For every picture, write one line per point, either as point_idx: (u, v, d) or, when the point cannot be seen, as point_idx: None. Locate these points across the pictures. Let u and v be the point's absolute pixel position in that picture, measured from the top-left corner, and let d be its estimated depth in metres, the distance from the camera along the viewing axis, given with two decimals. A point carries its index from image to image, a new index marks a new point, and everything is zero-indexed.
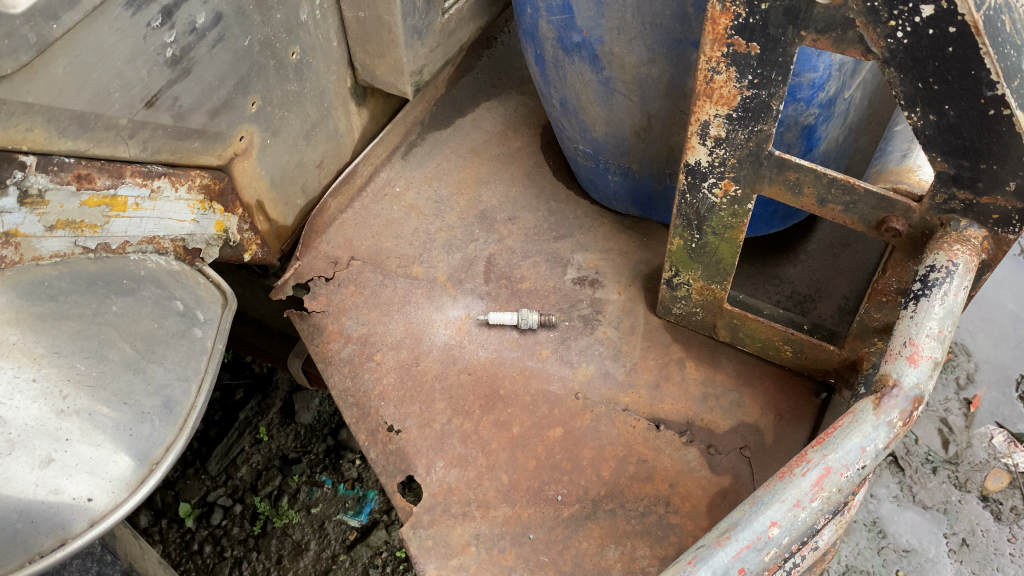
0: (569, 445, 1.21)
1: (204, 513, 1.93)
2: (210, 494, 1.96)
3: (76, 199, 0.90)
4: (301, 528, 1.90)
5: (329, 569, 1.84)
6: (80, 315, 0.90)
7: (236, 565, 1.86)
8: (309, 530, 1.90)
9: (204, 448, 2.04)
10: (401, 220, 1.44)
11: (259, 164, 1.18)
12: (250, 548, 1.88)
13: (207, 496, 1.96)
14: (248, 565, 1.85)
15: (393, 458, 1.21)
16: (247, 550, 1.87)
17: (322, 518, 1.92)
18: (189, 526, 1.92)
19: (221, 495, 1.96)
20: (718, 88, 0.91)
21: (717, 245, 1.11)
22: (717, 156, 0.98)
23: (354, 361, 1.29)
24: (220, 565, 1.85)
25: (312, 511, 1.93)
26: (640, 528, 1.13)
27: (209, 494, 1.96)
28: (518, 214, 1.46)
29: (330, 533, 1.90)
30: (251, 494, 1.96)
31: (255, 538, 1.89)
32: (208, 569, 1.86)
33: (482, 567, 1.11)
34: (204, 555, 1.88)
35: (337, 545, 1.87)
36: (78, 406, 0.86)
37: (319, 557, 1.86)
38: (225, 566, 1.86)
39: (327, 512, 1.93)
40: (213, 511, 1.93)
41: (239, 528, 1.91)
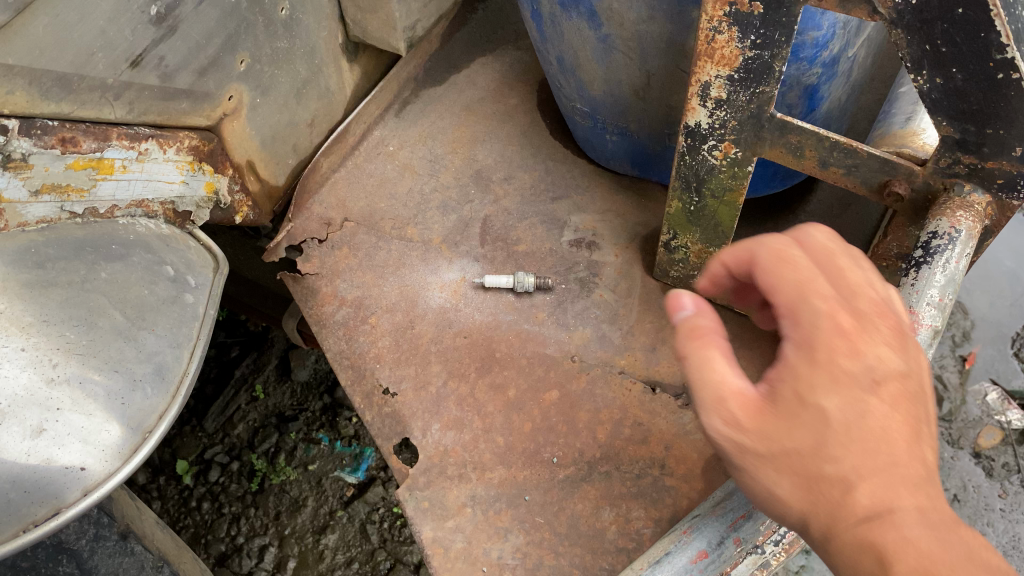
0: (565, 408, 1.21)
1: (201, 469, 1.97)
2: (207, 452, 1.99)
3: (61, 163, 0.87)
4: (298, 485, 1.94)
5: (327, 524, 1.88)
6: (67, 282, 0.85)
7: (234, 521, 1.89)
8: (306, 487, 1.93)
9: (201, 405, 2.05)
10: (395, 180, 1.41)
11: (248, 123, 1.16)
12: (248, 504, 1.91)
13: (204, 453, 1.99)
14: (246, 521, 1.89)
15: (389, 421, 1.22)
16: (244, 507, 1.91)
17: (319, 475, 1.95)
18: (187, 483, 1.95)
19: (218, 452, 1.99)
20: (719, 48, 0.88)
21: (716, 208, 1.09)
22: (717, 118, 0.96)
23: (349, 324, 1.28)
24: (218, 521, 1.89)
25: (309, 468, 1.96)
26: (635, 489, 1.14)
27: (206, 451, 1.99)
28: (514, 174, 1.44)
29: (328, 489, 1.93)
30: (248, 451, 1.99)
31: (252, 494, 1.93)
32: (207, 524, 1.90)
33: (478, 528, 1.14)
34: (202, 510, 1.91)
35: (334, 501, 1.91)
36: (68, 374, 0.80)
37: (317, 513, 1.90)
38: (223, 522, 1.89)
39: (325, 469, 1.96)
40: (210, 467, 1.96)
41: (237, 484, 1.94)
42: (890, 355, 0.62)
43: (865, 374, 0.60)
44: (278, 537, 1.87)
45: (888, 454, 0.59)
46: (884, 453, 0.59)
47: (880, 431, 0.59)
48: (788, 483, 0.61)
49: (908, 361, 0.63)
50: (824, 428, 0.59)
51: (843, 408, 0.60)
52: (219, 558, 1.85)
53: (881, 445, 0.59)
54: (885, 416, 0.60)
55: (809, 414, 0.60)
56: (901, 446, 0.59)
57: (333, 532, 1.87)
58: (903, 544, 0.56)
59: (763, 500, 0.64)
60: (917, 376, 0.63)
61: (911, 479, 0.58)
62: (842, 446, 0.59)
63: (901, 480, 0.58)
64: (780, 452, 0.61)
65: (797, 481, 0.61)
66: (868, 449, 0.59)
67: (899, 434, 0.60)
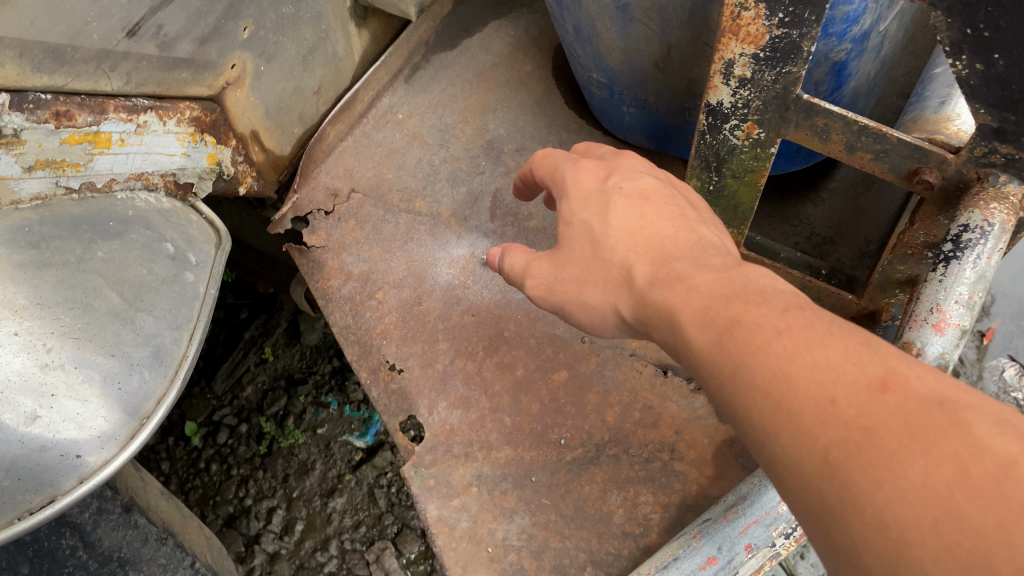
0: (573, 389, 1.21)
1: (209, 431, 1.97)
2: (216, 413, 1.99)
3: (55, 138, 0.84)
4: (306, 449, 1.93)
5: (335, 487, 1.89)
6: (62, 262, 0.82)
7: (242, 483, 1.90)
8: (314, 450, 1.93)
9: (208, 367, 2.05)
10: (404, 149, 1.37)
11: (253, 92, 1.12)
12: (256, 467, 1.91)
13: (212, 415, 1.99)
14: (254, 483, 1.89)
15: (395, 398, 1.22)
16: (253, 469, 1.91)
17: (328, 439, 1.95)
18: (195, 445, 1.95)
19: (227, 414, 1.99)
20: (745, 26, 0.83)
21: (737, 188, 1.05)
22: (740, 97, 0.91)
23: (355, 299, 1.26)
24: (226, 483, 1.89)
25: (318, 432, 1.95)
26: (644, 474, 1.15)
27: (215, 413, 1.99)
28: (526, 145, 1.39)
29: (336, 453, 1.93)
30: (256, 414, 1.99)
31: (261, 457, 1.93)
32: (215, 486, 1.90)
33: (483, 508, 1.15)
34: (211, 472, 1.92)
35: (343, 465, 1.91)
36: (64, 360, 0.78)
37: (325, 476, 1.90)
38: (231, 484, 1.89)
39: (333, 433, 1.95)
40: (219, 430, 1.96)
41: (245, 447, 1.94)
42: (638, 173, 0.84)
43: (619, 187, 0.82)
44: (286, 500, 1.87)
45: (651, 234, 0.78)
46: (648, 235, 0.78)
47: (641, 222, 0.79)
48: (594, 287, 0.79)
49: (656, 179, 0.84)
50: (602, 230, 0.79)
51: (611, 213, 0.80)
52: (227, 520, 1.85)
53: (646, 230, 0.78)
54: (635, 211, 0.80)
55: (577, 229, 0.81)
56: (665, 228, 0.78)
57: (341, 496, 1.87)
58: (677, 287, 0.70)
59: (589, 318, 0.82)
60: (670, 187, 0.83)
61: (677, 247, 0.76)
62: (617, 238, 0.78)
63: (661, 248, 0.76)
64: (580, 266, 0.80)
65: (600, 280, 0.79)
66: (627, 232, 0.78)
67: (652, 216, 0.79)
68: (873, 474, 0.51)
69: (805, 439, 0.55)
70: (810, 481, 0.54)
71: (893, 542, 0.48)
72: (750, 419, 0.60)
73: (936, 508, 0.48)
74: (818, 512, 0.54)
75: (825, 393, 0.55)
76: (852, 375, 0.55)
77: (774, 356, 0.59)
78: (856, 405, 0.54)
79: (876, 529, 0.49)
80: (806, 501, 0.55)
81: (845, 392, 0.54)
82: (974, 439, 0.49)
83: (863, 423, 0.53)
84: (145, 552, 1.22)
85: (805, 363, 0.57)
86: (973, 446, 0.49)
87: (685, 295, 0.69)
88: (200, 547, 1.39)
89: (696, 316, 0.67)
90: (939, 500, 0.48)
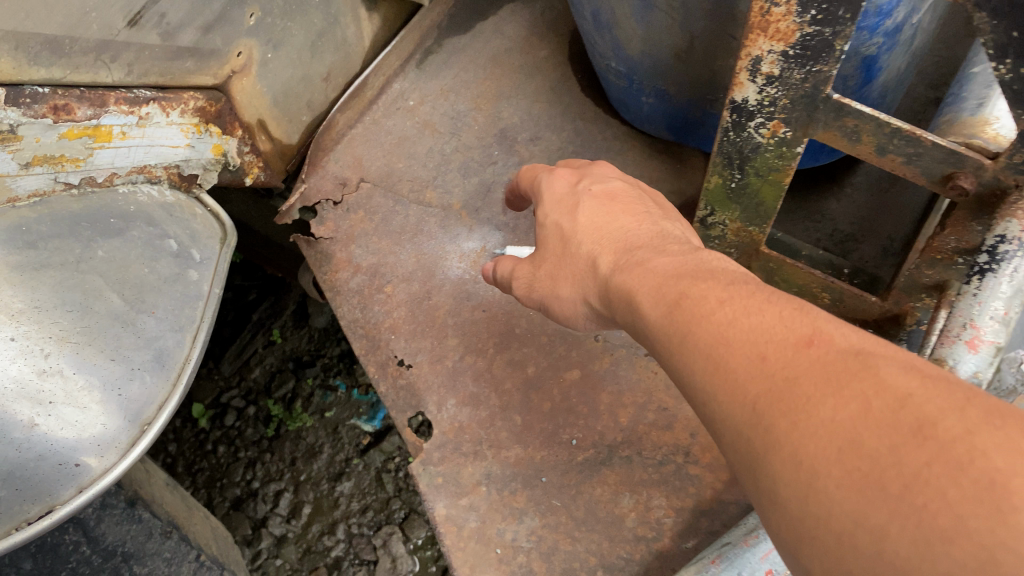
0: (585, 388, 1.18)
1: (217, 413, 1.97)
2: (223, 395, 2.00)
3: (53, 133, 0.80)
4: (314, 432, 1.92)
5: (342, 471, 1.87)
6: (61, 263, 0.79)
7: (250, 466, 1.89)
8: (322, 434, 1.92)
9: (216, 348, 2.05)
10: (415, 138, 1.33)
11: (260, 80, 1.08)
12: (264, 450, 1.91)
13: (220, 397, 1.99)
14: (262, 466, 1.88)
15: (404, 393, 1.20)
16: (261, 451, 1.90)
17: (336, 423, 1.92)
18: (203, 426, 1.96)
19: (234, 396, 1.99)
20: (774, 22, 0.79)
21: (760, 186, 1.01)
22: (767, 95, 0.87)
23: (364, 292, 1.24)
24: (234, 465, 1.89)
25: (325, 415, 1.93)
26: (657, 477, 1.12)
27: (223, 394, 2.00)
28: (541, 134, 1.35)
29: (344, 437, 1.91)
30: (264, 396, 1.98)
31: (269, 440, 1.92)
32: (223, 467, 1.90)
33: (492, 508, 1.13)
34: (218, 454, 1.92)
35: (350, 450, 1.89)
36: (62, 366, 0.75)
37: (333, 460, 1.88)
38: (239, 466, 1.89)
39: (341, 417, 1.93)
40: (227, 412, 1.96)
41: (253, 429, 1.94)
42: (610, 180, 0.93)
43: (590, 190, 0.91)
44: (293, 483, 1.86)
45: (616, 227, 0.85)
46: (613, 227, 0.86)
47: (606, 218, 0.87)
48: (566, 280, 0.88)
49: (626, 182, 0.93)
50: (571, 228, 0.88)
51: (580, 213, 0.89)
52: (234, 502, 1.85)
53: (612, 225, 0.86)
54: (602, 209, 0.88)
55: (552, 231, 0.91)
56: (629, 222, 0.86)
57: (348, 480, 1.86)
58: (632, 270, 0.76)
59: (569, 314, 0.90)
60: (638, 190, 0.92)
61: (639, 239, 0.83)
62: (586, 233, 0.87)
63: (623, 239, 0.84)
64: (554, 264, 0.90)
65: (571, 273, 0.88)
66: (593, 228, 0.87)
67: (616, 211, 0.87)
68: (786, 418, 0.49)
69: (733, 396, 0.54)
70: (738, 438, 0.53)
71: (805, 486, 0.47)
72: (694, 385, 0.59)
73: (840, 444, 0.46)
74: (747, 468, 0.52)
75: (756, 353, 0.54)
76: (783, 336, 0.54)
77: (716, 325, 0.59)
78: (781, 359, 0.52)
79: (790, 476, 0.48)
80: (740, 462, 0.53)
81: (773, 349, 0.53)
82: (885, 379, 0.47)
83: (788, 375, 0.51)
84: (150, 546, 1.22)
85: (742, 329, 0.57)
86: (880, 383, 0.47)
87: (639, 274, 0.74)
88: (206, 539, 1.38)
89: (649, 295, 0.69)
90: (843, 437, 0.46)
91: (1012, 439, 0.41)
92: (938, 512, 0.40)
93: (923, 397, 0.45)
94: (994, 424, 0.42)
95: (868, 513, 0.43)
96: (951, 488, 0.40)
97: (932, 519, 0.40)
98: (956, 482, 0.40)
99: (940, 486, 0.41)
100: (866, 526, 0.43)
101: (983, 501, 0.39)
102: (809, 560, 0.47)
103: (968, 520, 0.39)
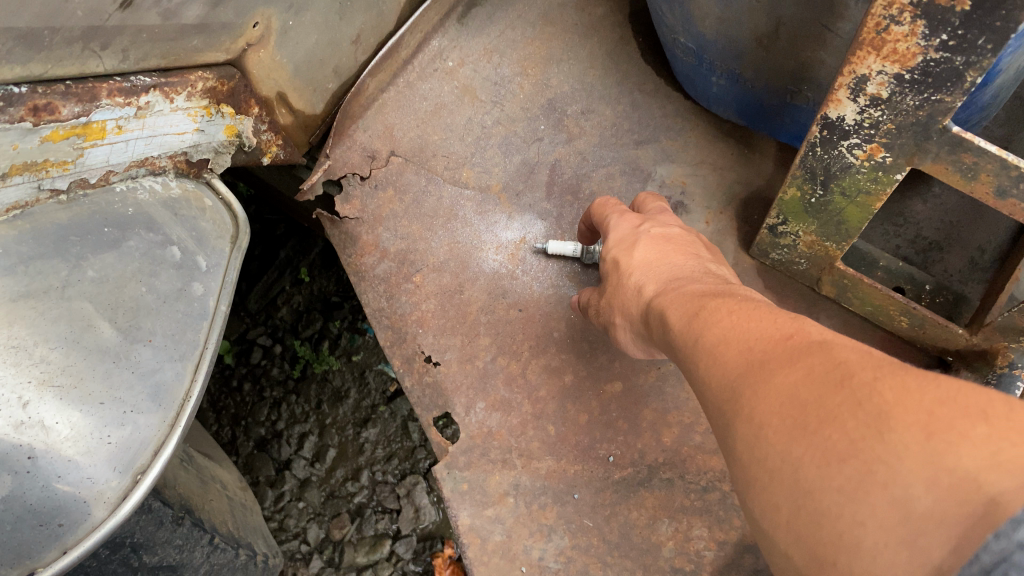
0: (628, 403, 1.09)
1: (243, 350, 1.84)
2: (250, 332, 1.86)
3: (33, 137, 0.69)
4: (341, 375, 1.83)
5: (369, 417, 1.79)
6: (44, 290, 0.69)
7: (275, 406, 1.79)
8: (349, 378, 1.83)
9: (242, 283, 1.89)
10: (453, 106, 1.19)
11: (279, 51, 0.95)
12: (290, 390, 1.80)
13: (246, 334, 1.86)
14: (287, 408, 1.79)
15: (430, 392, 1.10)
16: (286, 392, 1.80)
17: (363, 367, 1.84)
18: (228, 362, 1.83)
19: (261, 334, 1.86)
20: (891, 41, 0.65)
21: (844, 206, 0.88)
22: (869, 116, 0.74)
23: (391, 280, 1.13)
24: (259, 405, 1.79)
25: (353, 359, 1.84)
26: (700, 505, 1.05)
27: (249, 332, 1.86)
28: (594, 107, 1.22)
29: (371, 382, 1.82)
30: (292, 335, 1.86)
31: (295, 381, 1.82)
32: (248, 407, 1.79)
33: (519, 522, 1.05)
34: (243, 392, 1.80)
35: (377, 396, 1.81)
36: (43, 415, 0.66)
37: (359, 406, 1.80)
38: (264, 406, 1.79)
39: (369, 361, 1.84)
40: (253, 349, 1.84)
41: (279, 368, 1.83)
42: (671, 225, 0.95)
43: (649, 232, 0.93)
44: (319, 426, 1.78)
45: (667, 263, 0.87)
46: (664, 263, 0.87)
47: (660, 254, 0.89)
48: (620, 311, 0.91)
49: (686, 230, 0.95)
50: (626, 264, 0.90)
51: (637, 250, 0.91)
52: (258, 443, 1.76)
53: (663, 260, 0.88)
54: (656, 246, 0.90)
55: (609, 264, 0.93)
56: (680, 259, 0.88)
57: (374, 427, 1.78)
58: (671, 295, 0.79)
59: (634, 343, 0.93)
60: (695, 237, 0.94)
61: (685, 273, 0.85)
62: (639, 268, 0.89)
63: (669, 268, 0.86)
64: (611, 295, 0.93)
65: (623, 305, 0.90)
66: (649, 262, 0.89)
67: (670, 247, 0.90)
68: (751, 385, 0.57)
69: (721, 375, 0.62)
70: (719, 407, 0.61)
71: (754, 436, 0.54)
72: (693, 370, 0.67)
73: (782, 399, 0.53)
74: (721, 431, 0.60)
75: (744, 342, 0.62)
76: (770, 330, 0.61)
77: (718, 324, 0.67)
78: (762, 346, 0.60)
79: (745, 431, 0.55)
80: (719, 428, 0.61)
81: (757, 340, 0.61)
82: (832, 353, 0.54)
83: (762, 358, 0.58)
84: (161, 535, 1.16)
85: (740, 327, 0.64)
86: (825, 354, 0.54)
87: (675, 299, 0.78)
88: (222, 516, 1.33)
89: (676, 302, 0.76)
90: (786, 394, 0.53)
91: (906, 383, 0.48)
92: (841, 442, 0.48)
93: (852, 361, 0.52)
94: (898, 374, 0.49)
95: (793, 450, 0.51)
96: (851, 421, 0.48)
97: (836, 448, 0.48)
98: (856, 417, 0.48)
99: (844, 422, 0.48)
100: (790, 459, 0.51)
101: (873, 430, 0.47)
102: (756, 499, 0.54)
103: (861, 444, 0.47)
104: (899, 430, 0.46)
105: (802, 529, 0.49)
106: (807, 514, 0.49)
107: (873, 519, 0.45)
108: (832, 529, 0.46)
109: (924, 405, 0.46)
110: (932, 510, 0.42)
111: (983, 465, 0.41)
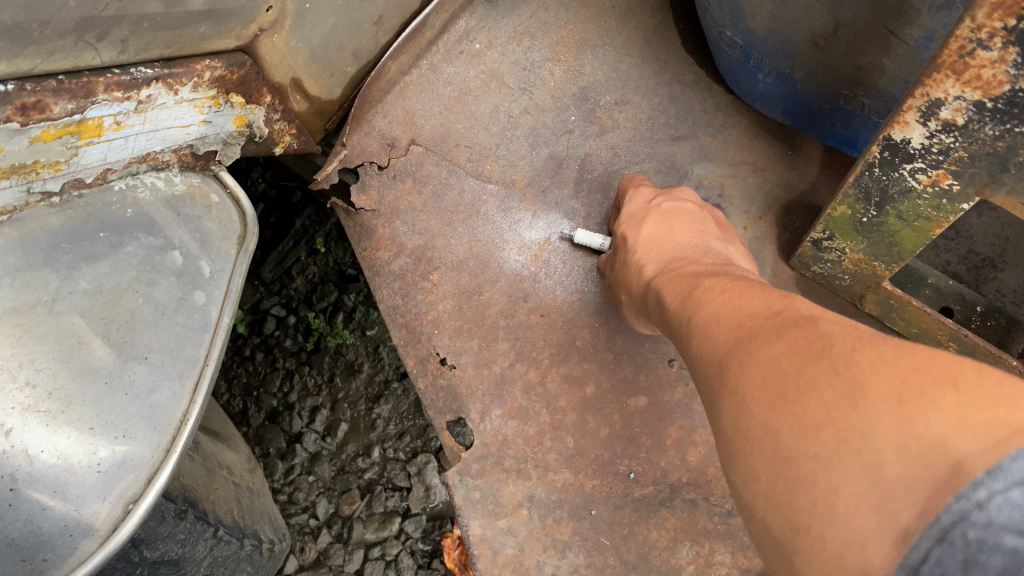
0: (651, 419, 1.05)
1: (257, 320, 1.74)
2: (264, 302, 1.75)
3: (21, 138, 0.63)
4: (355, 349, 1.74)
5: (382, 395, 1.72)
6: (29, 305, 0.64)
7: (287, 378, 1.71)
8: (363, 352, 1.74)
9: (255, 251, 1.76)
10: (478, 91, 1.11)
11: (294, 36, 0.88)
12: (303, 363, 1.72)
13: (260, 303, 1.74)
14: (299, 380, 1.70)
15: (444, 395, 1.05)
16: (299, 364, 1.71)
17: (377, 342, 1.75)
18: (240, 332, 1.73)
19: (275, 304, 1.75)
20: (975, 67, 0.58)
21: (898, 228, 0.81)
22: (938, 141, 0.67)
23: (407, 277, 1.06)
24: (271, 376, 1.70)
25: (368, 334, 1.74)
26: (723, 529, 1.04)
27: (262, 300, 1.75)
28: (628, 97, 1.14)
29: (385, 358, 1.74)
30: (305, 308, 1.75)
31: (308, 354, 1.72)
32: (259, 378, 1.71)
33: (532, 535, 1.02)
34: (255, 362, 1.71)
35: (390, 371, 1.73)
36: (26, 442, 0.62)
37: (372, 380, 1.72)
38: (276, 377, 1.70)
39: (384, 336, 1.75)
40: (267, 319, 1.73)
41: (292, 340, 1.73)
42: (682, 201, 0.96)
43: (660, 207, 0.95)
44: (330, 400, 1.70)
45: (670, 241, 0.90)
46: (668, 240, 0.90)
47: (665, 231, 0.91)
48: (626, 292, 0.94)
49: (697, 205, 0.97)
50: (633, 239, 0.92)
51: (645, 226, 0.93)
52: (270, 414, 1.69)
53: (667, 238, 0.90)
54: (663, 223, 0.92)
55: (620, 239, 0.95)
56: (684, 236, 0.90)
57: (387, 403, 1.71)
58: (669, 277, 0.83)
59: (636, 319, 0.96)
60: (705, 213, 0.96)
61: (685, 252, 0.88)
62: (644, 245, 0.91)
63: (670, 245, 0.89)
64: (619, 271, 0.95)
65: (626, 284, 0.93)
66: (661, 238, 0.91)
67: (678, 224, 0.92)
68: (739, 358, 0.60)
69: (711, 351, 0.65)
70: (708, 380, 0.64)
71: (739, 407, 0.57)
72: (689, 346, 0.70)
73: (766, 373, 0.56)
74: (709, 403, 0.63)
75: (735, 320, 0.66)
76: (761, 308, 0.65)
77: (714, 305, 0.70)
78: (753, 322, 0.64)
79: (731, 406, 0.58)
80: (708, 401, 0.64)
81: (749, 319, 0.65)
82: (818, 330, 0.57)
83: (752, 335, 0.62)
84: (164, 529, 1.12)
85: (733, 308, 0.68)
86: (810, 328, 0.58)
87: (671, 280, 0.82)
88: (227, 505, 1.29)
89: (673, 287, 0.80)
90: (770, 368, 0.56)
91: (882, 354, 0.51)
92: (817, 411, 0.51)
93: (835, 335, 0.55)
94: (875, 346, 0.52)
95: (772, 419, 0.53)
96: (829, 390, 0.51)
97: (813, 417, 0.51)
98: (833, 385, 0.51)
99: (822, 391, 0.51)
100: (769, 428, 0.53)
101: (848, 397, 0.50)
102: (736, 468, 0.57)
103: (836, 412, 0.50)
104: (874, 399, 0.48)
105: (778, 496, 0.51)
106: (782, 482, 0.51)
107: (845, 485, 0.47)
108: (809, 496, 0.49)
109: (899, 375, 0.49)
110: (903, 476, 0.45)
111: (948, 431, 0.44)
